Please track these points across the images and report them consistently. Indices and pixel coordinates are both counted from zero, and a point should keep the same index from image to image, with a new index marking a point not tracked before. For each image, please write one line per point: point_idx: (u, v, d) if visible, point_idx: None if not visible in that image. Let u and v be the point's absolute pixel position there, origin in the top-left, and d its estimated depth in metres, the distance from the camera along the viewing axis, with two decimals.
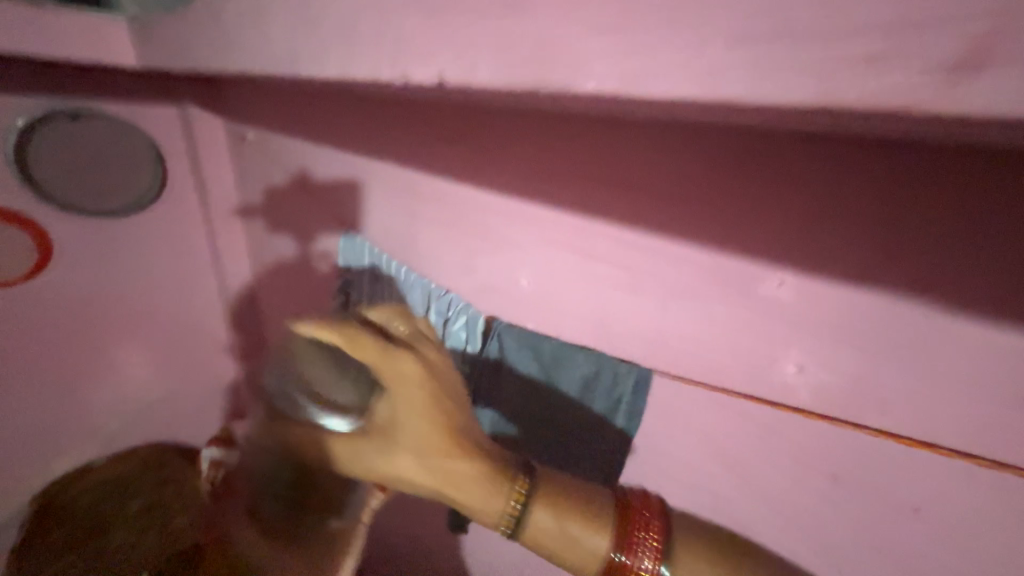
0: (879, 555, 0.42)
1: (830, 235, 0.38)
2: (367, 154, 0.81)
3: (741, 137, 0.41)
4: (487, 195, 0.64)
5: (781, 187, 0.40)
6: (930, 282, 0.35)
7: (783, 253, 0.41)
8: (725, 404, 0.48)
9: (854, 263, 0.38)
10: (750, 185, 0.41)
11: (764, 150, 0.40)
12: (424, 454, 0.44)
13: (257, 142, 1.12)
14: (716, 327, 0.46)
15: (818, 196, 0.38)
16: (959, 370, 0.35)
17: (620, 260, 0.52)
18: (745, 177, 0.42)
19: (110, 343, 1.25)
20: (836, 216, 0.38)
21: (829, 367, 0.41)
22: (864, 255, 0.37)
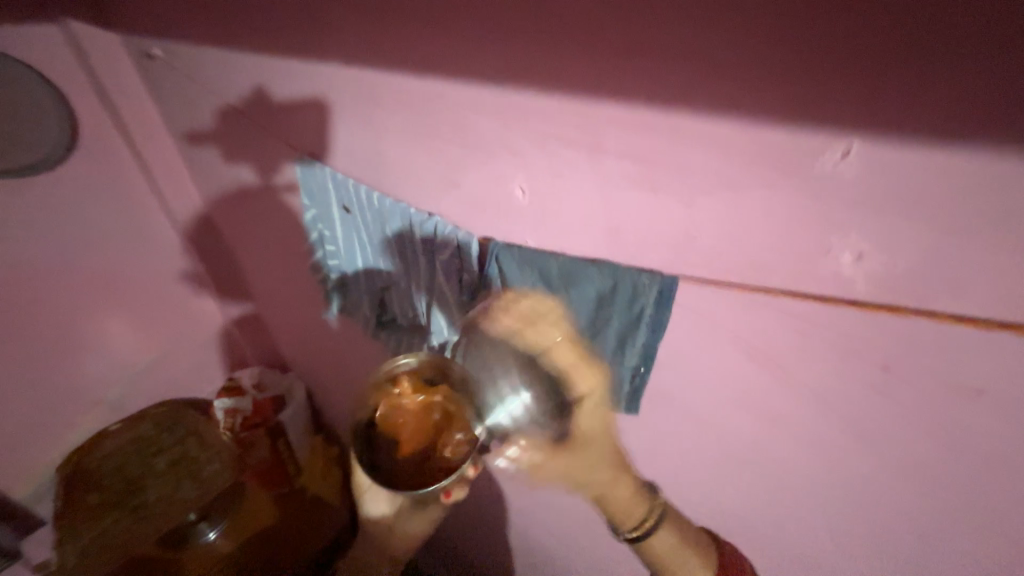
0: (918, 432, 0.42)
1: (915, 82, 0.30)
2: (311, 55, 0.66)
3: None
4: (461, 89, 0.52)
5: (853, 21, 0.30)
6: None
7: (848, 116, 0.33)
8: (762, 303, 0.44)
9: (944, 115, 0.30)
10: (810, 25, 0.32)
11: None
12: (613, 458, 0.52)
13: (172, 57, 0.93)
14: (756, 220, 0.40)
15: (903, 27, 0.29)
16: None
17: (635, 151, 0.43)
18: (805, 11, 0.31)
19: (79, 311, 1.17)
20: (925, 54, 0.29)
21: (890, 249, 0.36)
22: (957, 107, 0.30)
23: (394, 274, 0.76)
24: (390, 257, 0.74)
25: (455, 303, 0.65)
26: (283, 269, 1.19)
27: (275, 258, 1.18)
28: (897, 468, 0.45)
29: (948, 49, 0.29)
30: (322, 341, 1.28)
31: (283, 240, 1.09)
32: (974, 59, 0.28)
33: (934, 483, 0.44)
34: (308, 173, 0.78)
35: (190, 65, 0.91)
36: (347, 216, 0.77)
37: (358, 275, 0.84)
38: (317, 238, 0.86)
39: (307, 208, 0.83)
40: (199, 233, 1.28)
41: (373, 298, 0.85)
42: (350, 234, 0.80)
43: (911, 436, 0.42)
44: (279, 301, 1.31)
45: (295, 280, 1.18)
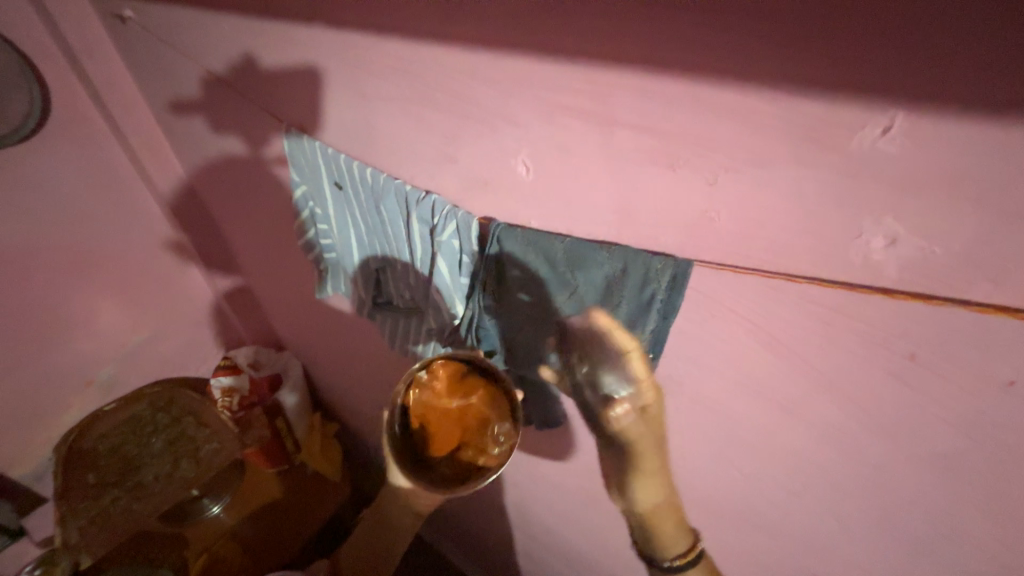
0: (938, 421, 0.40)
1: (974, 45, 0.27)
2: (295, 15, 0.61)
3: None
4: (460, 55, 0.48)
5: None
6: None
7: (892, 85, 0.30)
8: (781, 288, 0.42)
9: (1004, 83, 0.27)
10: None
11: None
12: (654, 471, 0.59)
13: (147, 20, 0.87)
14: (781, 201, 0.38)
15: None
16: None
17: (651, 125, 0.40)
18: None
19: (64, 291, 1.13)
20: (989, 13, 0.26)
21: (926, 233, 0.33)
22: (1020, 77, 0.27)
23: (391, 254, 0.73)
24: (385, 235, 0.71)
25: (454, 285, 0.62)
26: (275, 246, 1.15)
27: (267, 236, 1.14)
28: (912, 456, 0.44)
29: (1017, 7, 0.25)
30: (317, 322, 1.25)
31: (274, 217, 1.06)
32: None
33: (951, 472, 0.43)
34: (297, 146, 0.74)
35: (166, 27, 0.84)
36: (339, 193, 0.73)
37: (352, 256, 0.81)
38: (309, 216, 0.83)
39: (297, 185, 0.79)
40: (185, 210, 1.24)
41: (368, 279, 0.82)
42: (342, 211, 0.76)
43: (931, 425, 0.41)
44: (272, 280, 1.28)
45: (288, 258, 1.14)
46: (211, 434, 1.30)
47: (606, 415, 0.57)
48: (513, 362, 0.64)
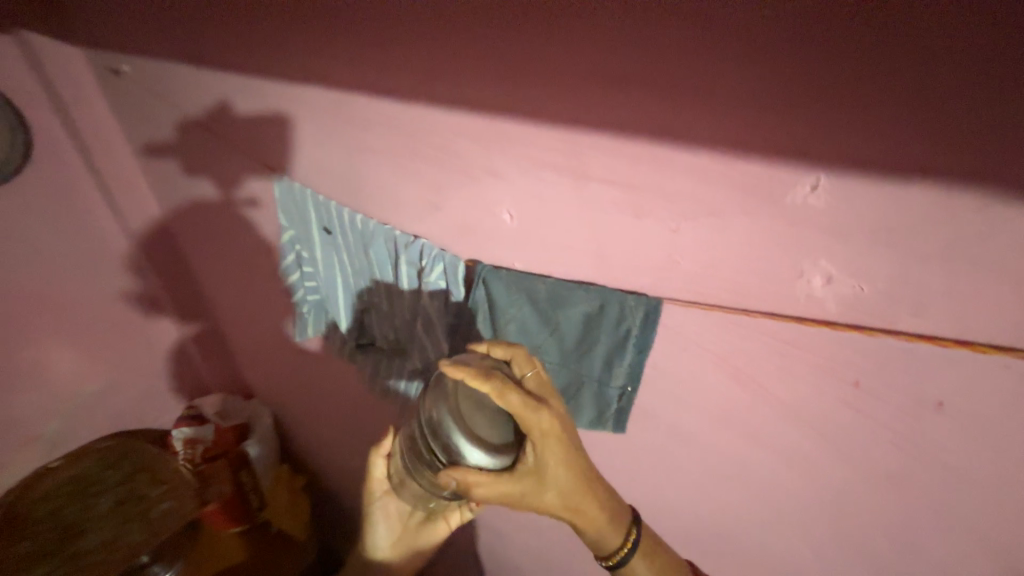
0: (887, 443, 0.45)
1: (872, 124, 0.34)
2: (291, 76, 0.65)
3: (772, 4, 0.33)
4: (448, 116, 0.53)
5: (819, 70, 0.33)
6: (975, 172, 0.33)
7: (815, 153, 0.36)
8: (742, 324, 0.46)
9: (897, 154, 0.34)
10: (782, 71, 0.35)
11: (804, 20, 0.32)
12: (575, 487, 0.48)
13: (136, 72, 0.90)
14: (735, 245, 0.43)
15: (860, 77, 0.33)
16: (992, 262, 0.34)
17: (622, 180, 0.46)
18: (779, 59, 0.34)
19: (19, 337, 1.07)
20: (878, 101, 0.33)
21: (856, 274, 0.39)
22: (910, 149, 0.34)
23: (376, 297, 0.75)
24: (372, 278, 0.73)
25: (441, 325, 0.64)
26: (251, 290, 1.14)
27: (243, 279, 1.13)
28: (868, 478, 0.48)
29: (898, 97, 0.32)
30: (292, 366, 1.23)
31: (251, 260, 1.05)
32: (918, 108, 0.32)
33: (903, 492, 0.47)
34: (286, 193, 0.77)
35: (156, 81, 0.87)
36: (328, 237, 0.76)
37: (336, 298, 0.82)
38: (293, 260, 0.84)
39: (284, 229, 0.81)
40: (158, 253, 1.21)
41: (351, 321, 0.83)
42: (329, 255, 0.78)
43: (881, 448, 0.45)
44: (245, 324, 1.25)
45: (264, 301, 1.13)
46: (166, 491, 1.12)
47: (495, 455, 0.45)
48: None
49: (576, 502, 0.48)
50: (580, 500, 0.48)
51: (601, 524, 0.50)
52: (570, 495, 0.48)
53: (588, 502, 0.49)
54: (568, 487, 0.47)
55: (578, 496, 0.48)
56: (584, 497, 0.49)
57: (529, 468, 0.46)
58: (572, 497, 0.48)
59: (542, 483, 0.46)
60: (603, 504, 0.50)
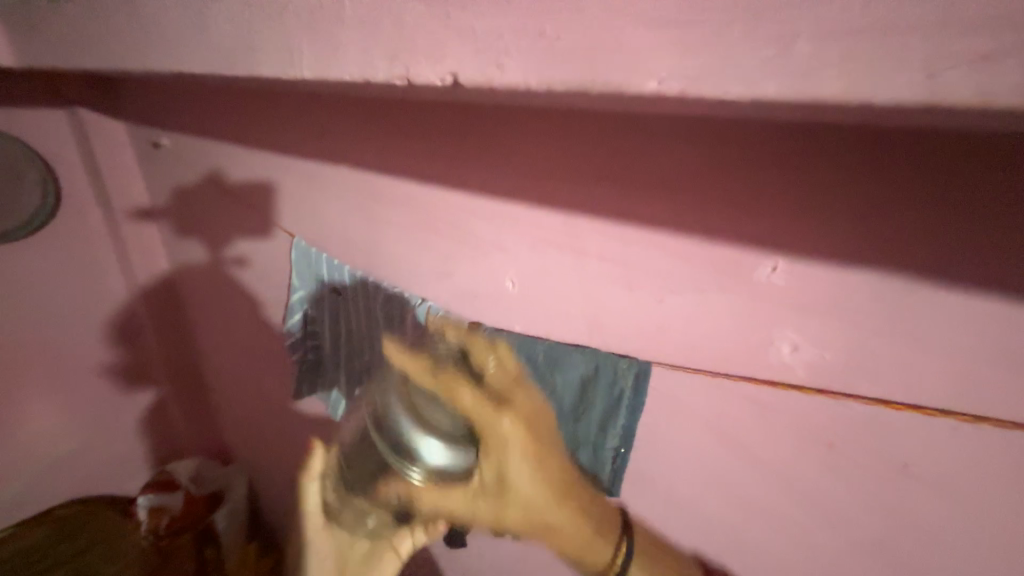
0: (868, 508, 0.47)
1: (823, 220, 0.40)
2: (318, 157, 0.73)
3: (729, 125, 0.41)
4: (460, 196, 0.61)
5: (771, 174, 0.41)
6: (919, 265, 0.37)
7: (773, 240, 0.43)
8: (725, 387, 0.51)
9: (843, 245, 0.40)
10: (740, 175, 0.42)
11: (753, 139, 0.41)
12: (535, 498, 0.53)
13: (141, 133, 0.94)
14: (714, 315, 0.49)
15: (803, 181, 0.39)
16: (942, 340, 0.39)
17: (613, 255, 0.52)
18: (737, 165, 0.42)
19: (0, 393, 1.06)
20: (821, 202, 0.39)
21: (820, 344, 0.44)
22: (861, 242, 0.39)
23: (378, 357, 0.77)
24: (376, 338, 0.77)
25: None
26: (243, 350, 1.13)
27: (237, 339, 1.13)
28: (856, 545, 0.49)
29: (837, 199, 0.39)
30: (279, 427, 1.20)
31: (248, 320, 1.07)
32: (855, 209, 0.38)
33: (891, 562, 0.48)
34: (301, 256, 0.82)
35: (185, 154, 0.95)
36: (337, 298, 0.80)
37: (339, 356, 0.85)
38: (299, 319, 0.87)
39: (294, 289, 0.86)
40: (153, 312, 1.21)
41: (352, 379, 0.85)
42: (337, 315, 0.82)
43: (864, 513, 0.47)
44: (234, 384, 1.24)
45: (255, 361, 1.13)
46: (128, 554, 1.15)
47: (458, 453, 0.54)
48: None
49: (543, 511, 0.54)
50: (547, 511, 0.53)
51: (577, 540, 0.54)
52: (530, 504, 0.53)
53: (554, 510, 0.54)
54: (537, 493, 0.53)
55: (539, 506, 0.53)
56: (549, 506, 0.54)
57: (485, 471, 0.53)
58: (540, 505, 0.53)
59: (497, 488, 0.53)
60: (577, 512, 0.54)
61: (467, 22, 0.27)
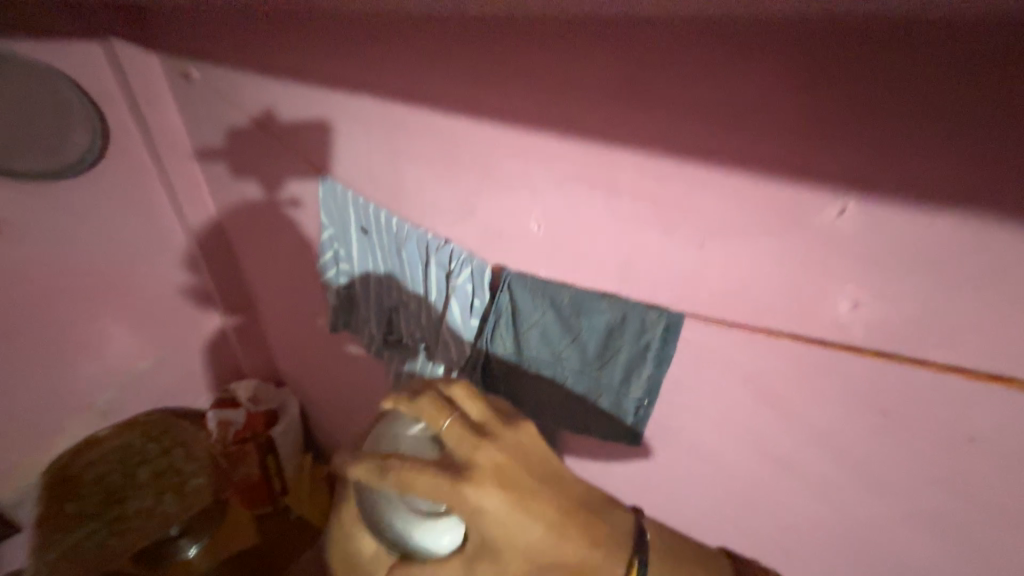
0: (907, 473, 0.44)
1: (925, 141, 0.32)
2: (342, 84, 0.68)
3: (877, 23, 0.31)
4: (486, 126, 0.55)
5: (913, 91, 0.32)
6: None
7: (889, 177, 0.35)
8: (768, 346, 0.46)
9: (997, 183, 0.32)
10: (883, 88, 0.33)
11: (902, 40, 0.31)
12: None
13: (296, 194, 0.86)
14: (763, 265, 0.43)
15: (959, 105, 0.31)
16: None
17: (647, 193, 0.46)
18: (880, 75, 0.33)
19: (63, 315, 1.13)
20: (975, 130, 0.31)
21: (887, 300, 0.38)
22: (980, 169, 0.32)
23: (404, 295, 0.78)
24: (401, 277, 0.76)
25: (465, 326, 0.66)
26: (288, 285, 1.18)
27: (282, 274, 1.18)
28: (891, 510, 0.47)
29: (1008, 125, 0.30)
30: (322, 360, 1.27)
31: (292, 257, 1.10)
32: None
33: (925, 521, 0.46)
34: (328, 194, 0.80)
35: (219, 87, 0.93)
36: (365, 236, 0.79)
37: (367, 294, 0.85)
38: (331, 257, 0.86)
39: (324, 227, 0.84)
40: (206, 247, 1.26)
41: (380, 317, 0.86)
42: (366, 254, 0.81)
43: (902, 477, 0.45)
44: (281, 320, 1.31)
45: (299, 296, 1.17)
46: (162, 453, 1.31)
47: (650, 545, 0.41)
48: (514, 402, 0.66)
49: None
50: None
51: None
52: None
53: None
54: None
55: None
56: None
57: None
58: None
59: None
60: None
61: None
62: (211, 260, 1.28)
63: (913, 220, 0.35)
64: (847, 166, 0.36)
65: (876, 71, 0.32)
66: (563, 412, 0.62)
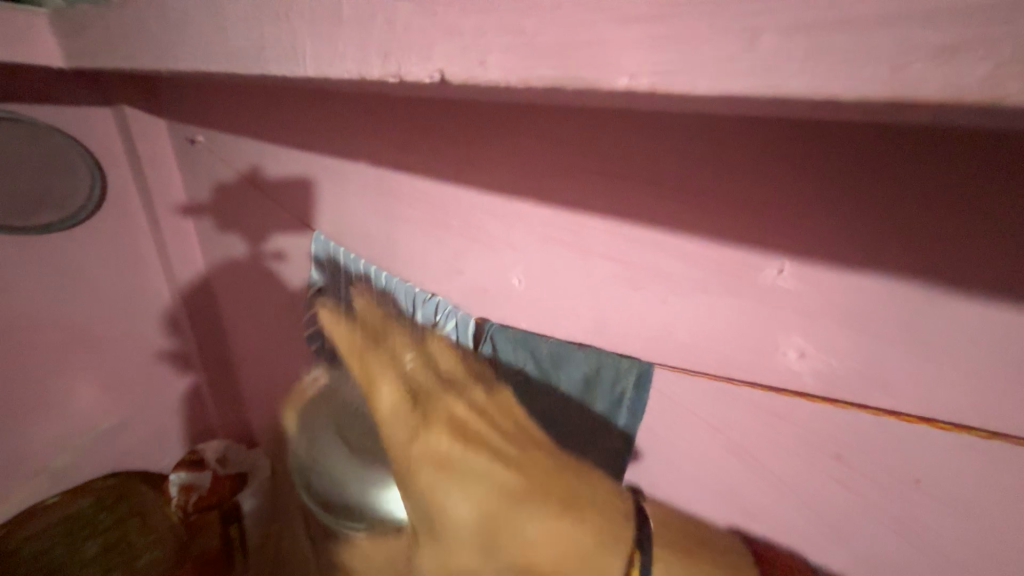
0: (868, 517, 0.46)
1: (841, 214, 0.38)
2: (339, 152, 0.75)
3: (829, 121, 0.36)
4: (471, 192, 0.61)
5: (894, 181, 0.35)
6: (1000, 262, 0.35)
7: (864, 251, 0.38)
8: (731, 394, 0.50)
9: (963, 261, 0.35)
10: (806, 171, 0.39)
11: (882, 137, 0.35)
12: None
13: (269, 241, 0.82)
14: (720, 319, 0.47)
15: (968, 201, 0.34)
16: None
17: (615, 253, 0.52)
18: (802, 160, 0.38)
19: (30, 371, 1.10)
20: (989, 224, 0.34)
21: (829, 351, 0.43)
22: (888, 239, 0.37)
23: None
24: None
25: None
26: (270, 338, 1.18)
27: (264, 327, 1.18)
28: (860, 557, 0.48)
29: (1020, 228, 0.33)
30: None
31: (276, 310, 1.11)
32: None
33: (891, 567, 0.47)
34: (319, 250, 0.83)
35: (220, 151, 0.99)
36: (354, 291, 0.82)
37: None
38: None
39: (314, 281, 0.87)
40: (189, 299, 1.26)
41: None
42: None
43: (865, 522, 0.47)
44: (259, 374, 1.29)
45: (281, 349, 1.17)
46: (113, 523, 1.22)
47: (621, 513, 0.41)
48: None
49: None
50: None
51: None
52: None
53: None
54: None
55: None
56: None
57: None
58: None
59: None
60: None
61: (458, 21, 0.28)
62: (192, 313, 1.27)
63: (843, 281, 0.40)
64: (783, 234, 0.41)
65: (795, 158, 0.39)
66: None
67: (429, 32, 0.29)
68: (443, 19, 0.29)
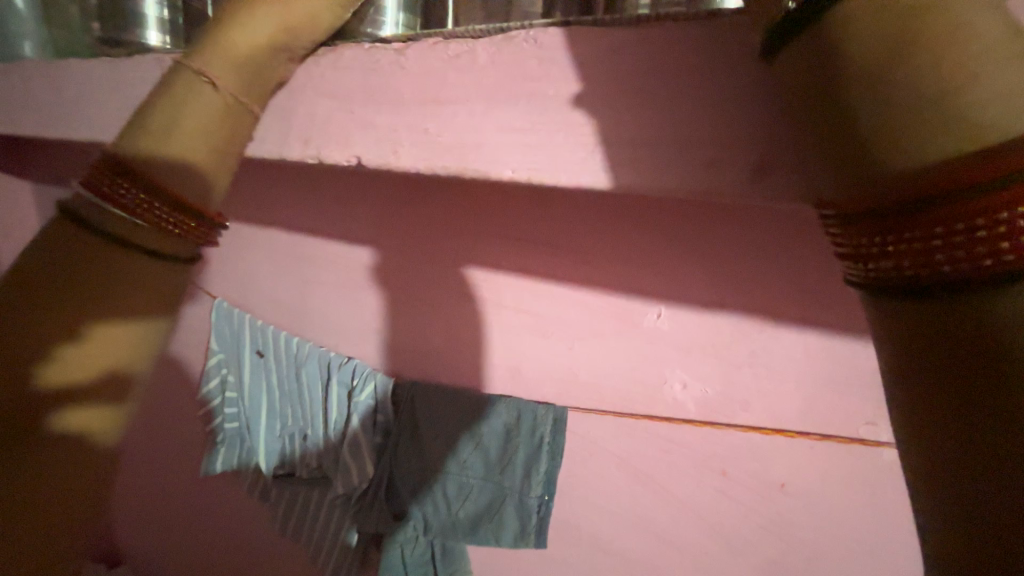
0: (756, 526, 0.53)
1: (692, 264, 0.49)
2: (254, 219, 0.75)
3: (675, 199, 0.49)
4: (390, 255, 0.65)
5: (721, 239, 0.48)
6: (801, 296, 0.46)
7: (711, 293, 0.49)
8: (634, 428, 0.55)
9: (777, 297, 0.47)
10: (663, 234, 0.50)
11: (707, 210, 0.48)
12: None
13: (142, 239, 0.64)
14: (618, 359, 0.54)
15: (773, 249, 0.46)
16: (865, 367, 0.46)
17: (526, 305, 0.58)
18: (659, 226, 0.50)
19: None
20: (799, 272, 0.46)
21: (703, 380, 0.51)
22: (727, 283, 0.48)
23: (300, 420, 0.74)
24: (296, 398, 0.73)
25: (367, 444, 0.64)
26: (150, 426, 1.02)
27: (143, 413, 1.02)
28: (758, 567, 0.54)
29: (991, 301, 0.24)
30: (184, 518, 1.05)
31: (161, 391, 0.98)
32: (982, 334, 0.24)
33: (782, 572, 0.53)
34: (222, 319, 0.78)
35: None
36: (259, 360, 0.76)
37: (254, 424, 0.79)
38: (218, 383, 0.81)
39: (214, 352, 0.80)
40: None
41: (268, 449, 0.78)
42: (258, 378, 0.77)
43: (754, 531, 0.53)
44: (131, 473, 1.08)
45: (164, 439, 1.01)
46: None
47: None
48: (421, 522, 0.64)
49: None
50: None
51: None
52: None
53: None
54: None
55: None
56: None
57: None
58: None
59: None
60: None
61: (372, 117, 0.38)
62: None
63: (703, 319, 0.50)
64: (654, 283, 0.51)
65: (654, 224, 0.51)
66: (472, 522, 0.62)
67: (348, 125, 0.39)
68: (360, 116, 0.38)
